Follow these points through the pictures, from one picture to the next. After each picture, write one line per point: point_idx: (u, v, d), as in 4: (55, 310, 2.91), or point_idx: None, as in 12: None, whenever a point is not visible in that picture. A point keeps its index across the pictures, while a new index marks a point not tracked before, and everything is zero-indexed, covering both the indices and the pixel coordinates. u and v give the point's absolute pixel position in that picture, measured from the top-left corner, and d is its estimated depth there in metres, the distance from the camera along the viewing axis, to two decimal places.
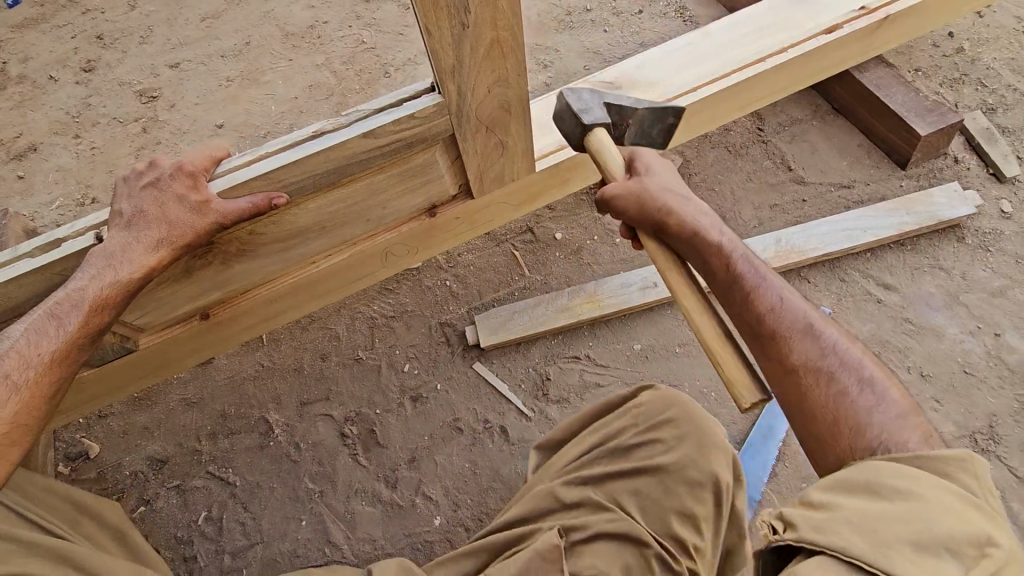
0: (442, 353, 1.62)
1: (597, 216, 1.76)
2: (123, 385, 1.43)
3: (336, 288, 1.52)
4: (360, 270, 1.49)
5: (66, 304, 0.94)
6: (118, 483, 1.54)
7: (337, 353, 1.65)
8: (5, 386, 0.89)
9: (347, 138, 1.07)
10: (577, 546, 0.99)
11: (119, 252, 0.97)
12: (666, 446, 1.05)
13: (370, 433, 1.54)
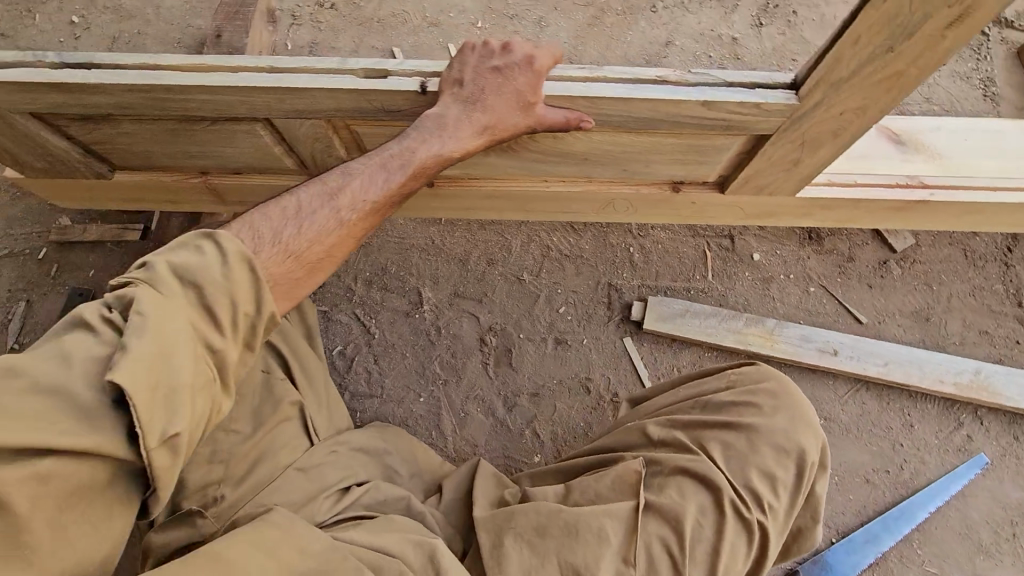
0: (599, 313, 1.63)
1: (802, 256, 1.67)
2: None
3: (540, 211, 1.53)
4: (576, 206, 1.48)
5: (398, 161, 0.98)
6: None
7: (503, 265, 1.69)
8: (335, 218, 0.90)
9: (688, 98, 0.99)
10: (656, 482, 0.93)
11: (450, 125, 0.99)
12: (760, 411, 0.97)
13: (506, 352, 1.60)
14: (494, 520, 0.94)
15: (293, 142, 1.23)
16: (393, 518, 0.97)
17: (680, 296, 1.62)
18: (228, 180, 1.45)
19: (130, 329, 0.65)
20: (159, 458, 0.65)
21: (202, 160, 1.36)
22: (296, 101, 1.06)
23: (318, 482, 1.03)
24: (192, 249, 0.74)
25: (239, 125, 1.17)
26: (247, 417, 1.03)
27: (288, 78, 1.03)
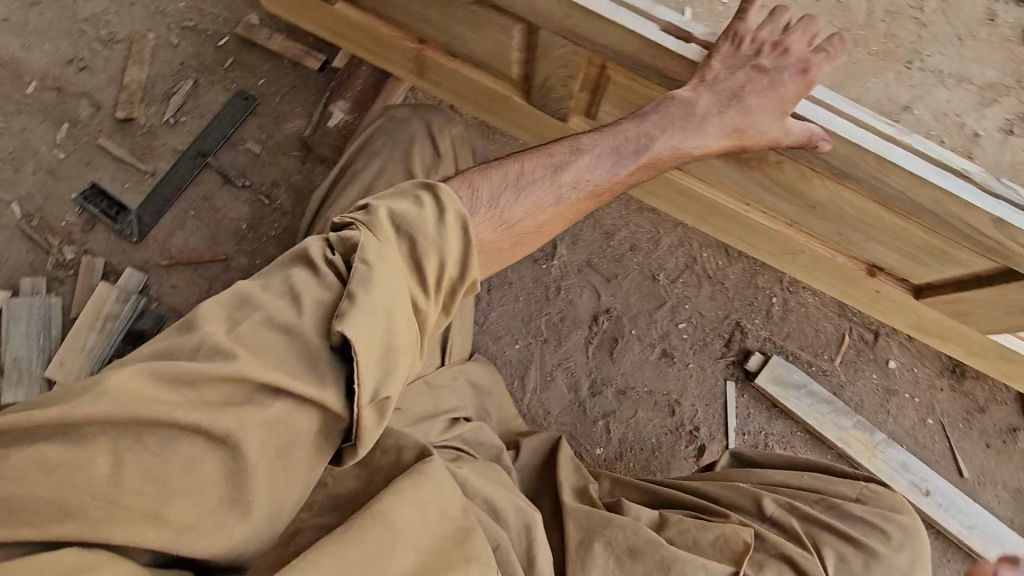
0: (714, 346, 1.57)
1: (935, 386, 1.56)
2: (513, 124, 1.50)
3: (714, 225, 1.45)
4: (755, 239, 1.41)
5: (632, 146, 0.99)
6: None
7: (644, 256, 1.63)
8: (554, 196, 0.95)
9: (982, 208, 0.90)
10: (758, 555, 0.94)
11: (697, 119, 0.98)
12: (886, 540, 0.97)
13: (612, 340, 1.57)
14: (587, 519, 0.97)
15: (538, 58, 1.16)
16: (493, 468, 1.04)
17: (800, 367, 1.55)
18: (441, 57, 1.39)
19: (359, 277, 0.67)
20: (367, 417, 0.65)
21: (431, 30, 1.30)
22: (581, 25, 0.98)
23: (438, 403, 1.11)
24: (413, 201, 0.75)
25: (500, 18, 1.10)
26: None
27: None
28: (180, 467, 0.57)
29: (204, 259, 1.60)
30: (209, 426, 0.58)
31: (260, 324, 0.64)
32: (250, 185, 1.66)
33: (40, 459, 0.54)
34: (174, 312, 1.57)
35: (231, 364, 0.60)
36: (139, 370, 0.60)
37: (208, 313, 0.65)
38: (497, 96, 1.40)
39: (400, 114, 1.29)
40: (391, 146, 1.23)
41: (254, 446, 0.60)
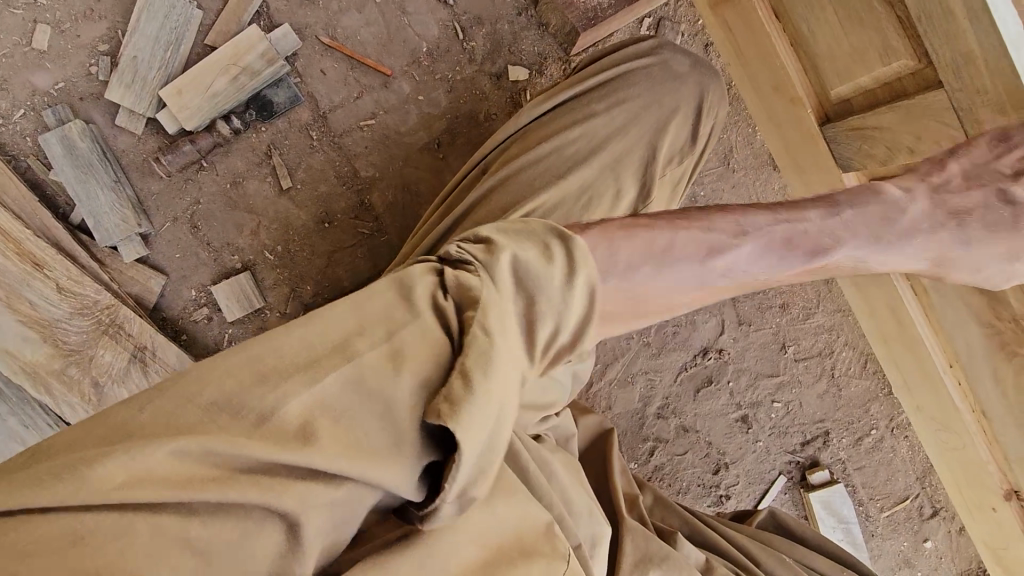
0: (791, 438, 1.50)
1: None
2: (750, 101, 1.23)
3: (893, 354, 1.24)
4: (917, 391, 1.25)
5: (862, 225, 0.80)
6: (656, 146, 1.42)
7: (789, 321, 1.47)
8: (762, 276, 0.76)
9: None
10: None
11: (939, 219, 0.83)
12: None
13: (706, 380, 1.48)
14: (644, 544, 0.98)
15: (886, 107, 0.92)
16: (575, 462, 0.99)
17: (851, 501, 1.51)
18: (761, 6, 1.08)
19: (478, 355, 0.55)
20: (447, 507, 0.55)
21: None
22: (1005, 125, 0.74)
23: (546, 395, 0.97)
24: (540, 249, 0.61)
25: (898, 32, 0.84)
26: None
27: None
28: (226, 543, 0.48)
29: (367, 62, 1.38)
30: (259, 502, 0.49)
31: (333, 382, 0.53)
32: (454, 8, 1.38)
33: (81, 518, 0.45)
34: (312, 101, 1.39)
35: (308, 450, 0.49)
36: (195, 419, 0.50)
37: (280, 358, 0.53)
38: (786, 90, 1.10)
39: (677, 68, 0.99)
40: (647, 100, 0.96)
41: (314, 523, 0.51)
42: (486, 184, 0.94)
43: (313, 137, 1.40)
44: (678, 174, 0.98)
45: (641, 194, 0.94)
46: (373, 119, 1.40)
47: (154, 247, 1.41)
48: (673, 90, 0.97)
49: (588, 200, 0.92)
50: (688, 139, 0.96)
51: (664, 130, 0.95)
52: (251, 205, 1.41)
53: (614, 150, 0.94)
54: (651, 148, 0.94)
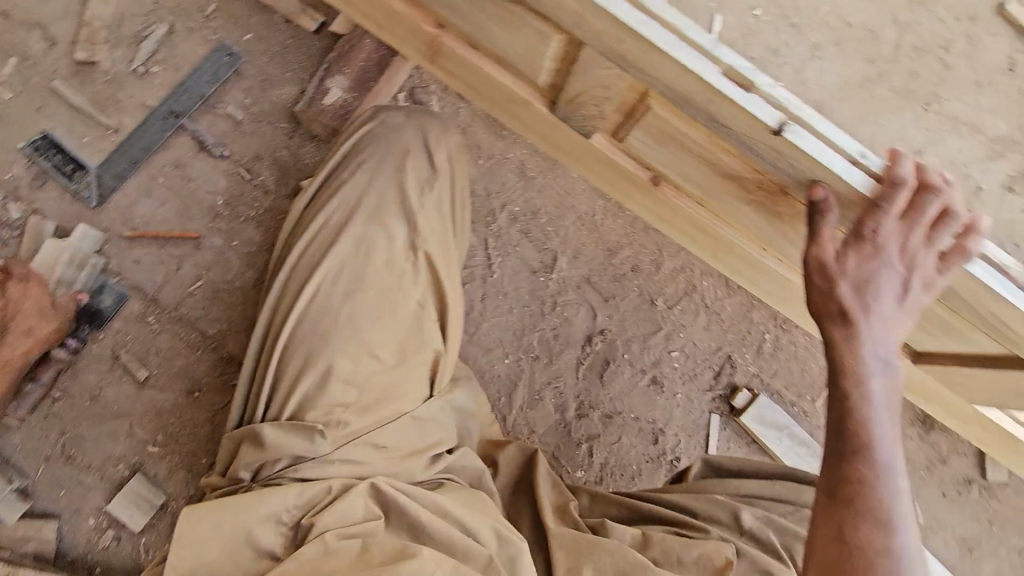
0: (704, 376, 1.56)
1: (905, 434, 1.61)
2: (508, 113, 1.41)
3: (714, 253, 1.40)
4: (762, 280, 1.36)
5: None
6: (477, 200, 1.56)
7: (645, 278, 1.58)
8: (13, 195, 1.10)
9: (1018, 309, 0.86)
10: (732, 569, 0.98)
11: None
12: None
13: (604, 363, 1.54)
14: (567, 540, 1.02)
15: (572, 77, 1.08)
16: (478, 494, 1.00)
17: (783, 406, 1.56)
18: (460, 48, 1.26)
19: None
20: None
21: (455, 18, 1.17)
22: (633, 52, 0.90)
23: (421, 439, 0.98)
24: None
25: (537, 24, 1.01)
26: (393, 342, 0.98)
27: (660, 37, 0.86)
28: None
29: (173, 234, 1.45)
30: None
31: None
32: (231, 157, 1.50)
33: None
34: (137, 291, 1.42)
35: None
36: None
37: None
38: (515, 97, 1.29)
39: (394, 121, 1.10)
40: (380, 154, 1.07)
41: None
42: (278, 282, 1.02)
43: (151, 322, 1.41)
44: (439, 197, 1.07)
45: (410, 228, 1.03)
46: (199, 280, 1.44)
47: (35, 497, 1.36)
48: (396, 136, 1.08)
49: (366, 250, 1.00)
50: (427, 169, 1.07)
51: (403, 170, 1.05)
52: (116, 411, 1.38)
53: (372, 199, 1.03)
54: (400, 190, 1.04)
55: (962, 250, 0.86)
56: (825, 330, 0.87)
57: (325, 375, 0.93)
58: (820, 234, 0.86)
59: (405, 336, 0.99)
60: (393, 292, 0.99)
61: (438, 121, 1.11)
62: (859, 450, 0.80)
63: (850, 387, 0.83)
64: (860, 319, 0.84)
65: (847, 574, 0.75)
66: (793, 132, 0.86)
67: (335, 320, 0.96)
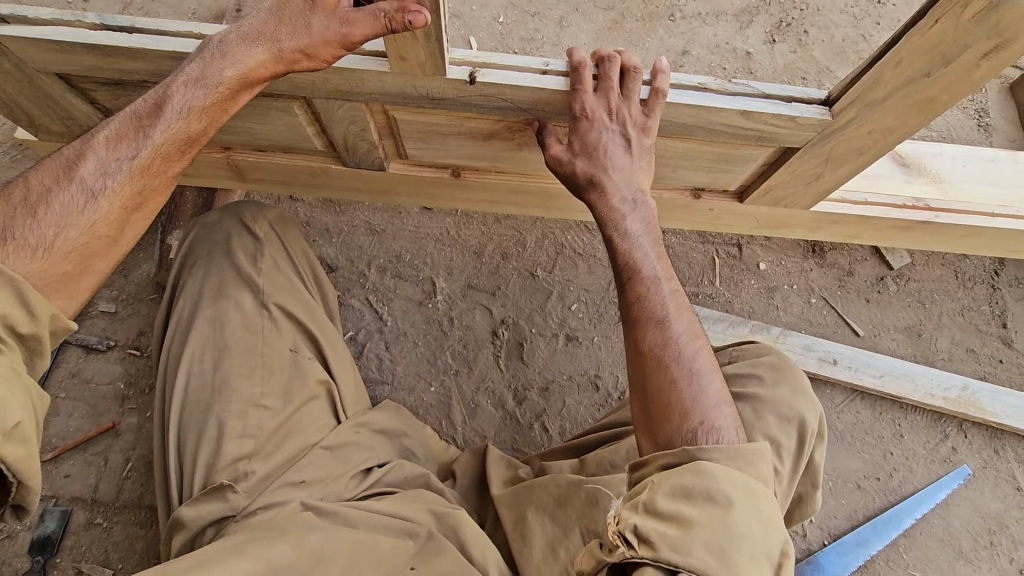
0: (609, 312, 1.65)
1: (805, 269, 1.71)
2: (324, 188, 1.56)
3: (532, 204, 1.53)
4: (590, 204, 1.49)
5: None
6: (344, 271, 1.69)
7: (517, 259, 1.70)
8: None
9: (725, 108, 1.02)
10: None
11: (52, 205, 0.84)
12: (764, 382, 1.11)
13: (518, 345, 1.61)
14: (514, 497, 1.11)
15: (329, 126, 1.23)
16: (420, 492, 1.08)
17: (689, 301, 1.67)
18: (249, 155, 1.43)
19: None
20: None
21: (231, 136, 1.34)
22: (340, 82, 1.04)
23: (343, 463, 1.12)
24: None
25: (275, 101, 1.15)
26: (276, 395, 1.13)
27: (347, 61, 1.00)
28: None
29: (89, 434, 1.51)
30: None
31: None
32: (117, 343, 1.60)
33: None
34: (78, 500, 1.46)
35: None
36: None
37: None
38: (313, 169, 1.44)
39: (210, 219, 1.26)
40: (207, 247, 1.23)
41: None
42: (159, 387, 1.17)
43: (99, 522, 1.44)
44: (276, 261, 1.24)
45: (254, 291, 1.19)
46: (130, 461, 1.50)
47: None
48: (219, 231, 1.24)
49: (221, 322, 1.15)
50: (251, 240, 1.24)
51: (233, 253, 1.21)
52: None
53: (213, 284, 1.19)
54: (236, 267, 1.20)
55: (658, 91, 0.99)
56: (587, 200, 1.05)
57: (218, 434, 1.07)
58: (547, 141, 1.06)
59: (282, 379, 1.15)
60: (260, 349, 1.14)
61: (248, 204, 1.27)
62: (632, 278, 1.00)
63: (612, 233, 1.03)
64: (603, 183, 1.03)
65: (652, 371, 0.91)
66: (485, 75, 1.00)
67: (212, 387, 1.10)
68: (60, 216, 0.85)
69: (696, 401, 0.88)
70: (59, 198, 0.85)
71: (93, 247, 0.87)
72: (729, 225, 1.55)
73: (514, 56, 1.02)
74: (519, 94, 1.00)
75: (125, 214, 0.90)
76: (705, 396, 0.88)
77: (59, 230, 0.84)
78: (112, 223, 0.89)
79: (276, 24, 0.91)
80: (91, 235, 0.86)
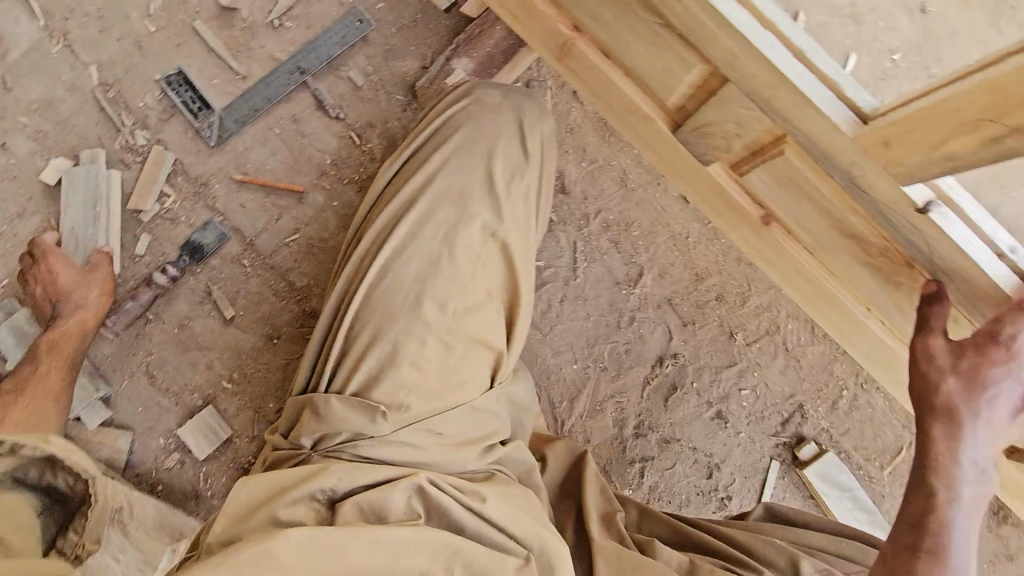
0: (770, 421, 1.51)
1: None
2: (620, 118, 1.37)
3: (798, 288, 1.33)
4: (845, 326, 1.31)
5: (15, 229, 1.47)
6: (572, 204, 1.55)
7: (728, 311, 1.54)
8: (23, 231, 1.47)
9: None
10: None
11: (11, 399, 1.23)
12: None
13: (670, 387, 1.51)
14: (613, 561, 0.99)
15: (708, 106, 1.03)
16: (528, 498, 0.95)
17: (851, 468, 1.50)
18: (592, 53, 1.23)
19: None
20: None
21: (597, 28, 1.14)
22: (783, 104, 0.82)
23: (478, 427, 0.97)
24: None
25: (682, 51, 0.97)
26: (439, 341, 0.94)
27: (818, 92, 0.79)
28: None
29: (278, 186, 1.52)
30: None
31: None
32: (345, 119, 1.55)
33: None
34: (238, 232, 1.50)
35: None
36: None
37: None
38: (637, 109, 1.26)
39: (489, 100, 1.06)
40: (474, 129, 1.03)
41: None
42: (358, 252, 0.99)
43: (245, 265, 1.50)
44: (528, 187, 1.03)
45: (493, 211, 0.99)
46: (296, 234, 1.52)
47: (117, 407, 1.45)
48: (490, 122, 1.04)
49: (444, 229, 0.97)
50: (519, 153, 1.03)
51: (493, 155, 1.01)
52: (200, 342, 1.47)
53: (456, 177, 1.00)
54: (488, 173, 1.00)
55: None
56: (926, 414, 0.87)
57: (393, 353, 0.92)
58: (930, 327, 0.86)
59: (468, 323, 0.95)
60: (467, 277, 0.96)
61: (533, 104, 1.08)
62: (924, 550, 0.86)
63: (940, 487, 0.86)
64: (967, 424, 0.84)
65: None
66: (941, 215, 0.78)
67: (403, 294, 0.95)
68: (7, 405, 1.23)
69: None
70: (19, 402, 1.24)
71: (51, 387, 1.29)
72: None
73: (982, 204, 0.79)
74: (957, 259, 0.79)
75: (68, 355, 1.34)
76: None
77: (10, 411, 1.22)
78: (50, 382, 1.29)
79: (100, 269, 1.41)
80: (33, 395, 1.26)
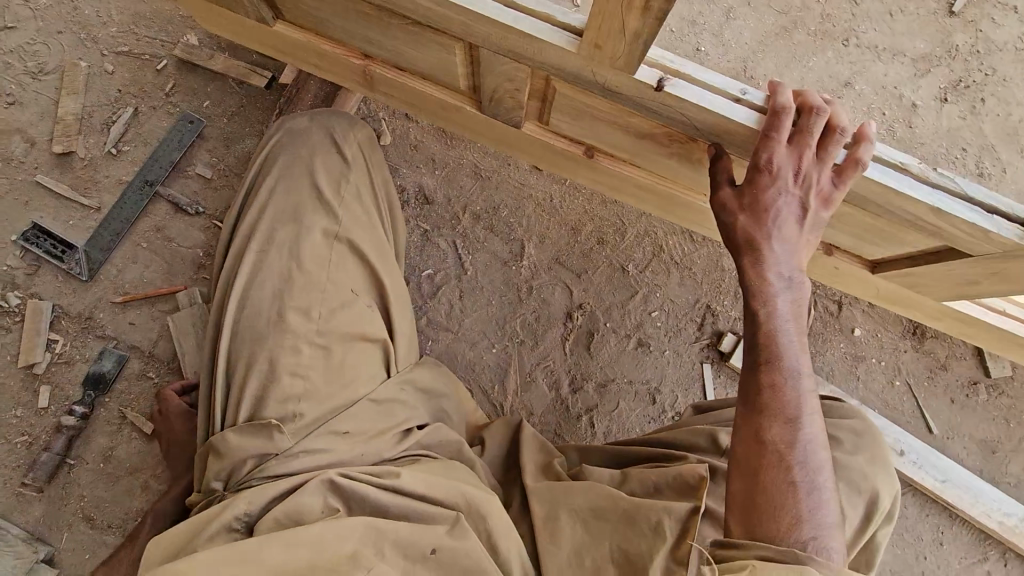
0: (687, 331, 1.59)
1: (899, 348, 1.63)
2: (440, 115, 1.48)
3: (647, 202, 1.45)
4: (699, 219, 1.42)
5: None
6: (440, 208, 1.65)
7: (612, 248, 1.63)
8: None
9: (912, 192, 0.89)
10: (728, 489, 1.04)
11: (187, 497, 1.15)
12: (843, 448, 1.09)
13: (587, 335, 1.58)
14: (549, 493, 1.02)
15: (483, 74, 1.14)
16: (452, 466, 0.99)
17: None
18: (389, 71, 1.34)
19: None
20: None
21: (376, 48, 1.26)
22: (519, 45, 0.93)
23: (386, 419, 1.01)
24: None
25: (439, 37, 1.07)
26: (317, 345, 1.00)
27: (535, 28, 0.90)
28: None
29: (160, 292, 1.55)
30: None
31: None
32: (205, 212, 1.61)
33: None
34: (136, 349, 1.52)
35: None
36: None
37: None
38: (445, 103, 1.37)
39: (301, 126, 1.17)
40: (295, 156, 1.13)
41: None
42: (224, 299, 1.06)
43: (151, 376, 1.50)
44: (360, 189, 1.14)
45: (331, 216, 1.09)
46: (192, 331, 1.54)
47: (62, 561, 1.39)
48: (306, 149, 1.14)
49: (292, 244, 1.06)
50: (341, 163, 1.13)
51: (315, 173, 1.11)
52: (130, 466, 1.45)
53: (290, 203, 1.09)
54: (318, 192, 1.10)
55: (856, 161, 0.89)
56: (737, 255, 0.98)
57: (271, 369, 0.98)
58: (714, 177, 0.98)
59: (338, 324, 1.02)
60: (325, 284, 1.04)
61: (342, 119, 1.17)
62: (770, 360, 0.94)
63: (760, 303, 0.96)
64: (763, 245, 0.95)
65: (759, 466, 0.89)
66: (675, 86, 0.89)
67: (269, 319, 1.01)
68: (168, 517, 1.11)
69: (809, 514, 0.86)
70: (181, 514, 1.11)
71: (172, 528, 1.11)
72: (835, 283, 1.49)
73: (702, 68, 0.91)
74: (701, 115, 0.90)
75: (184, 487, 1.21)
76: (819, 513, 0.86)
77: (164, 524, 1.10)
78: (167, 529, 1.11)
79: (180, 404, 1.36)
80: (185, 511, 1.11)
